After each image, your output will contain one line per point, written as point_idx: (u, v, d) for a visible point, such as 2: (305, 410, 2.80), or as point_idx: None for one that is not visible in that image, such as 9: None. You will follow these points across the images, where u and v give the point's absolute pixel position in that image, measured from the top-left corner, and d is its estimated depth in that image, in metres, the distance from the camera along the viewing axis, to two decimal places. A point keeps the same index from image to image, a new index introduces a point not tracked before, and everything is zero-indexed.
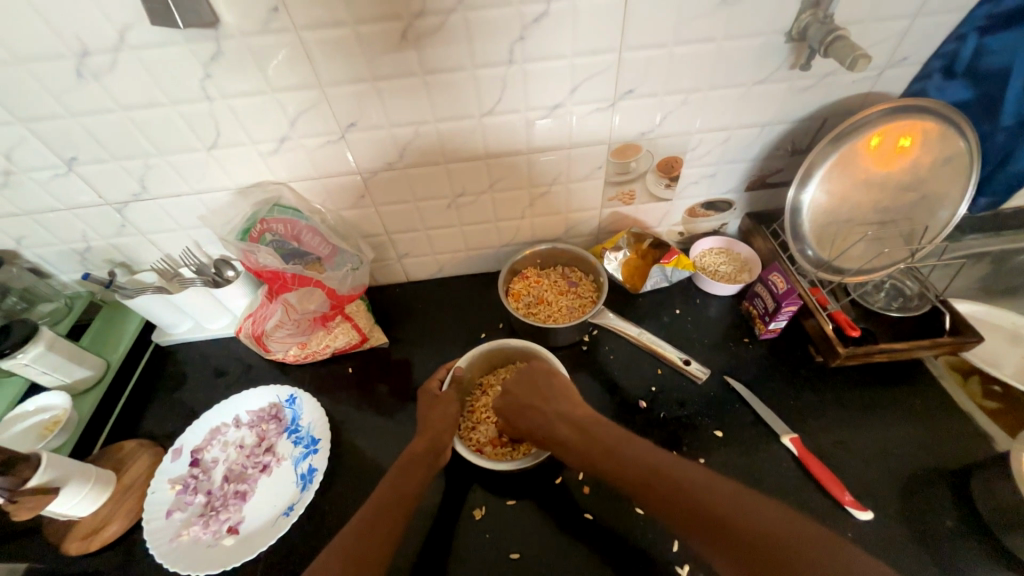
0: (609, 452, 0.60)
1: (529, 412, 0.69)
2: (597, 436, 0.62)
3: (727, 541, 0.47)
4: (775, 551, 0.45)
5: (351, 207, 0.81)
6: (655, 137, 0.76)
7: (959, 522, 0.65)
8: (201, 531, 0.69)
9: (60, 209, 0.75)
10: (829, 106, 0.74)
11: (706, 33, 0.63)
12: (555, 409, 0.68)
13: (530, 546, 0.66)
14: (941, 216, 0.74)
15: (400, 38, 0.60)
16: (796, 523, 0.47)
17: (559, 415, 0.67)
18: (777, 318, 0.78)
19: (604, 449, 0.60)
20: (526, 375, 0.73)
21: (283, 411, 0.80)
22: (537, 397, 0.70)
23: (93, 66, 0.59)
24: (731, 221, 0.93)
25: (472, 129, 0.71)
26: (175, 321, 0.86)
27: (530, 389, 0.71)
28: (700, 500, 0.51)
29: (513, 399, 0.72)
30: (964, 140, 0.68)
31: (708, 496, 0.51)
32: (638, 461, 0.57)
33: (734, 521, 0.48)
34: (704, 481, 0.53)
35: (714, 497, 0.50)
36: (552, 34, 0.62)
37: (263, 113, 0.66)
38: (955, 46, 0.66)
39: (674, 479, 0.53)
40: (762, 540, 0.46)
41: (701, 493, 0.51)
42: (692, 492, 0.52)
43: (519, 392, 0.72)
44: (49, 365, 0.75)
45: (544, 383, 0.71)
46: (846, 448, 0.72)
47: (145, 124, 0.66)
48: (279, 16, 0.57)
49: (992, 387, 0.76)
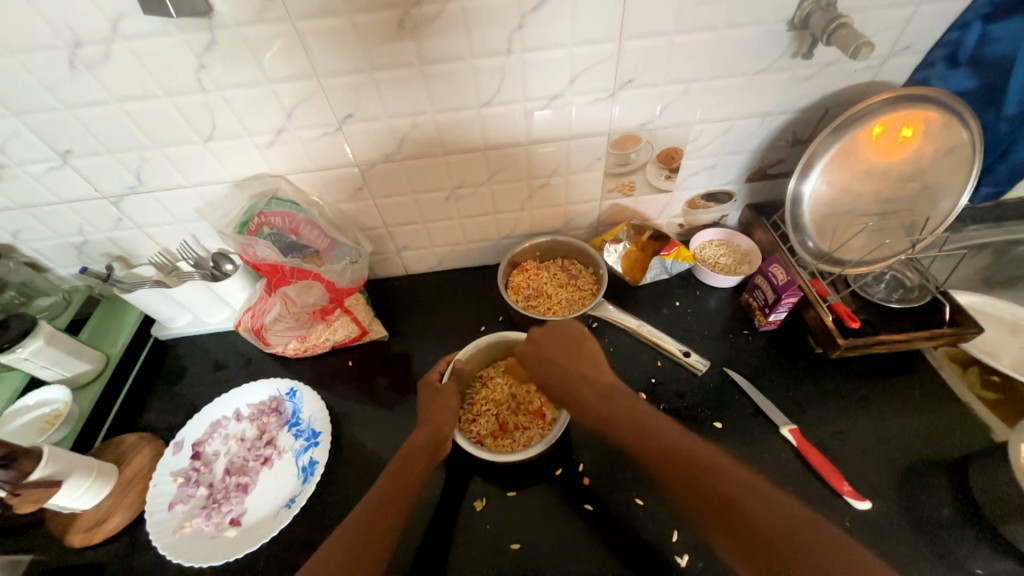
0: (633, 424, 0.58)
1: (554, 370, 0.68)
2: (620, 403, 0.61)
3: (732, 525, 0.47)
4: (788, 548, 0.45)
5: (349, 199, 0.81)
6: (655, 128, 0.75)
7: (957, 513, 0.65)
8: (204, 523, 0.69)
9: (56, 202, 0.74)
10: (832, 95, 0.73)
11: (708, 22, 0.62)
12: (581, 374, 0.67)
13: (530, 536, 0.67)
14: (942, 207, 0.74)
15: (397, 28, 0.59)
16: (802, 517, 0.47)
17: (584, 379, 0.66)
18: (777, 310, 0.77)
19: (627, 422, 0.59)
20: (561, 336, 0.71)
21: (283, 404, 0.80)
22: (566, 357, 0.69)
23: (86, 58, 0.58)
24: (731, 212, 0.93)
25: (471, 120, 0.71)
26: (174, 315, 0.86)
27: (560, 347, 0.70)
28: (712, 483, 0.50)
29: (541, 352, 0.71)
30: (967, 130, 0.67)
31: (724, 483, 0.50)
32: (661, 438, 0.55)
33: (752, 515, 0.47)
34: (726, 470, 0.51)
35: (736, 488, 0.49)
36: (551, 23, 0.61)
37: (259, 104, 0.65)
38: (959, 35, 0.65)
39: (697, 465, 0.52)
40: (777, 536, 0.45)
41: (714, 475, 0.50)
42: (714, 480, 0.50)
43: (549, 347, 0.71)
44: (48, 359, 0.75)
45: (573, 346, 0.70)
46: (845, 439, 0.72)
47: (139, 116, 0.65)
48: (274, 5, 0.56)
49: (990, 377, 0.76)
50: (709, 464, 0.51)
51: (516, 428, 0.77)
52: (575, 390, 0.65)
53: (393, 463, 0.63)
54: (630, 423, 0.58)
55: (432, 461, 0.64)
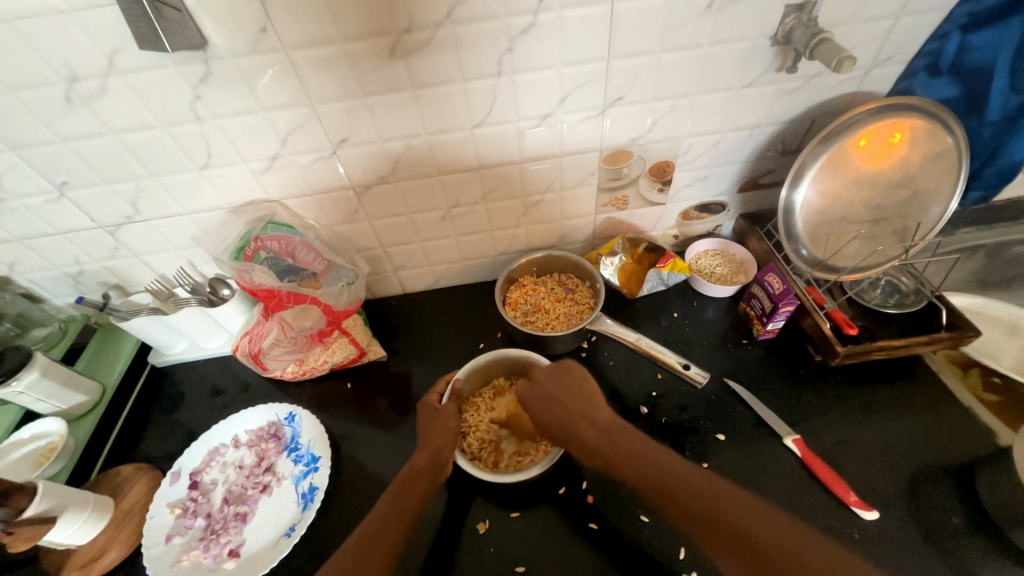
0: (674, 483, 0.55)
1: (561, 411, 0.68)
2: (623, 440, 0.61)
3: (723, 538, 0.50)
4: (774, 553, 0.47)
5: (344, 221, 0.81)
6: (645, 142, 0.76)
7: (965, 520, 0.64)
8: (202, 555, 0.68)
9: (52, 233, 0.74)
10: (818, 106, 0.74)
11: (694, 39, 0.64)
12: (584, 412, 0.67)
13: (535, 558, 0.66)
14: (933, 212, 0.75)
15: (388, 53, 0.60)
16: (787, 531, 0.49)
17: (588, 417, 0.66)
18: (775, 318, 0.77)
19: (673, 480, 0.55)
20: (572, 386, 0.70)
21: (282, 429, 0.79)
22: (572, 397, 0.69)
23: (82, 91, 0.59)
24: (725, 222, 0.93)
25: (463, 140, 0.72)
26: (170, 341, 0.86)
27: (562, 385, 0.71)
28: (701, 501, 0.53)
29: (544, 391, 0.71)
30: (952, 136, 0.69)
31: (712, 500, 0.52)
32: (711, 503, 0.52)
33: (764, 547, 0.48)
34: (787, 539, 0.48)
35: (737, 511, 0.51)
36: (539, 44, 0.62)
37: (254, 132, 0.66)
38: (939, 44, 0.67)
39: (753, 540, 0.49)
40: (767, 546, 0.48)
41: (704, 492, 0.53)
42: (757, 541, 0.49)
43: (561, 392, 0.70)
44: (44, 392, 0.75)
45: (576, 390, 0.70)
46: (850, 447, 0.71)
47: (135, 146, 0.65)
48: (268, 36, 0.57)
49: (992, 379, 0.76)
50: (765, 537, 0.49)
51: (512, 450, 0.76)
52: (583, 431, 0.65)
53: (392, 486, 0.62)
54: (672, 479, 0.55)
55: (433, 485, 0.63)
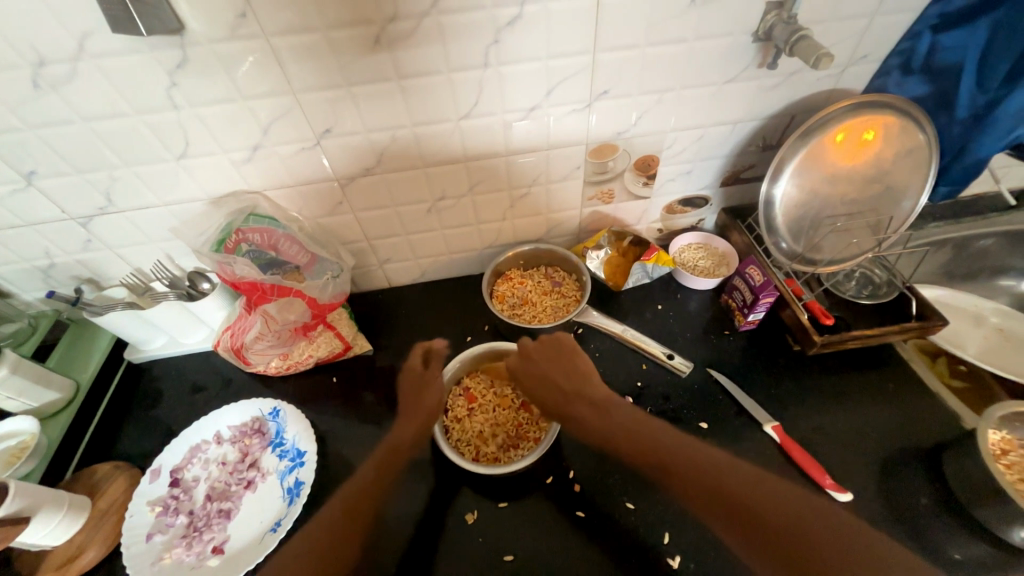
0: (652, 439, 0.66)
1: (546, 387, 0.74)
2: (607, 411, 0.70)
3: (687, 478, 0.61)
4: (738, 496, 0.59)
5: (328, 213, 0.80)
6: (631, 136, 0.77)
7: (933, 500, 0.67)
8: (184, 553, 0.66)
9: (20, 225, 0.72)
10: (797, 103, 0.76)
11: (678, 34, 0.65)
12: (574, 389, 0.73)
13: (524, 546, 0.66)
14: (904, 206, 0.77)
15: (373, 42, 0.59)
16: (745, 476, 0.61)
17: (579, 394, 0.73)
18: (755, 310, 0.79)
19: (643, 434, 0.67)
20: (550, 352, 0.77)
21: (266, 424, 0.78)
22: (554, 370, 0.75)
23: (52, 77, 0.57)
24: (708, 216, 0.95)
25: (449, 132, 0.71)
26: (148, 337, 0.84)
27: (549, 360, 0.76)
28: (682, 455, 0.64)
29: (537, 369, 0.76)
30: (922, 132, 0.71)
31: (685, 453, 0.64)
32: (691, 458, 0.63)
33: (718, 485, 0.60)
34: (806, 524, 0.56)
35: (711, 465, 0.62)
36: (524, 36, 0.62)
37: (234, 122, 0.65)
38: (911, 44, 0.69)
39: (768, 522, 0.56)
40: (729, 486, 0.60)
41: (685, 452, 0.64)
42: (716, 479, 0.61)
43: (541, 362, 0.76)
44: (13, 389, 0.72)
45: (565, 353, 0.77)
46: (826, 433, 0.74)
47: (110, 135, 0.63)
48: (248, 22, 0.56)
49: (958, 367, 0.80)
50: (776, 517, 0.57)
51: (499, 441, 0.76)
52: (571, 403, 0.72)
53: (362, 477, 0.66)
54: (648, 435, 0.66)
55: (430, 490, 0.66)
